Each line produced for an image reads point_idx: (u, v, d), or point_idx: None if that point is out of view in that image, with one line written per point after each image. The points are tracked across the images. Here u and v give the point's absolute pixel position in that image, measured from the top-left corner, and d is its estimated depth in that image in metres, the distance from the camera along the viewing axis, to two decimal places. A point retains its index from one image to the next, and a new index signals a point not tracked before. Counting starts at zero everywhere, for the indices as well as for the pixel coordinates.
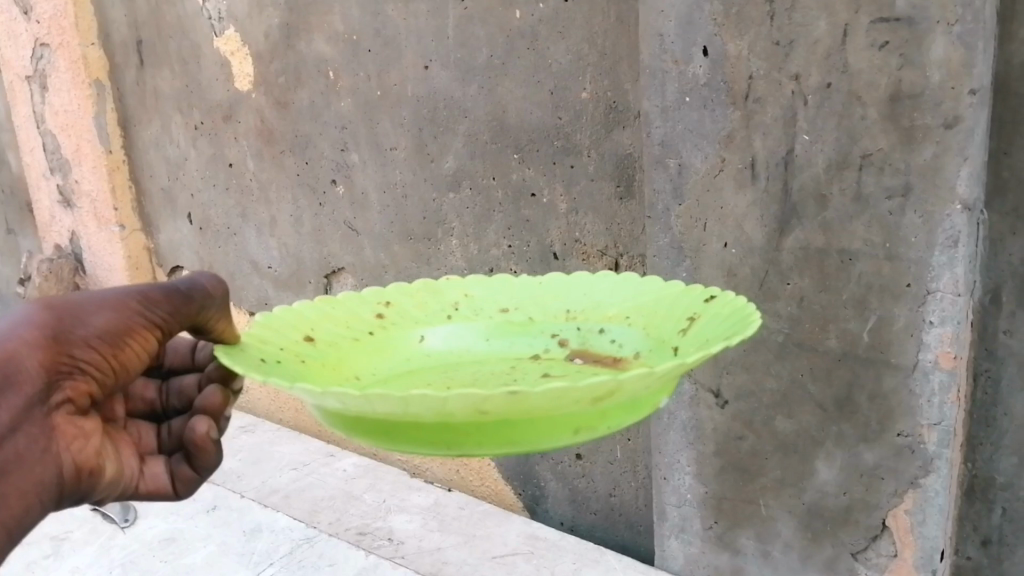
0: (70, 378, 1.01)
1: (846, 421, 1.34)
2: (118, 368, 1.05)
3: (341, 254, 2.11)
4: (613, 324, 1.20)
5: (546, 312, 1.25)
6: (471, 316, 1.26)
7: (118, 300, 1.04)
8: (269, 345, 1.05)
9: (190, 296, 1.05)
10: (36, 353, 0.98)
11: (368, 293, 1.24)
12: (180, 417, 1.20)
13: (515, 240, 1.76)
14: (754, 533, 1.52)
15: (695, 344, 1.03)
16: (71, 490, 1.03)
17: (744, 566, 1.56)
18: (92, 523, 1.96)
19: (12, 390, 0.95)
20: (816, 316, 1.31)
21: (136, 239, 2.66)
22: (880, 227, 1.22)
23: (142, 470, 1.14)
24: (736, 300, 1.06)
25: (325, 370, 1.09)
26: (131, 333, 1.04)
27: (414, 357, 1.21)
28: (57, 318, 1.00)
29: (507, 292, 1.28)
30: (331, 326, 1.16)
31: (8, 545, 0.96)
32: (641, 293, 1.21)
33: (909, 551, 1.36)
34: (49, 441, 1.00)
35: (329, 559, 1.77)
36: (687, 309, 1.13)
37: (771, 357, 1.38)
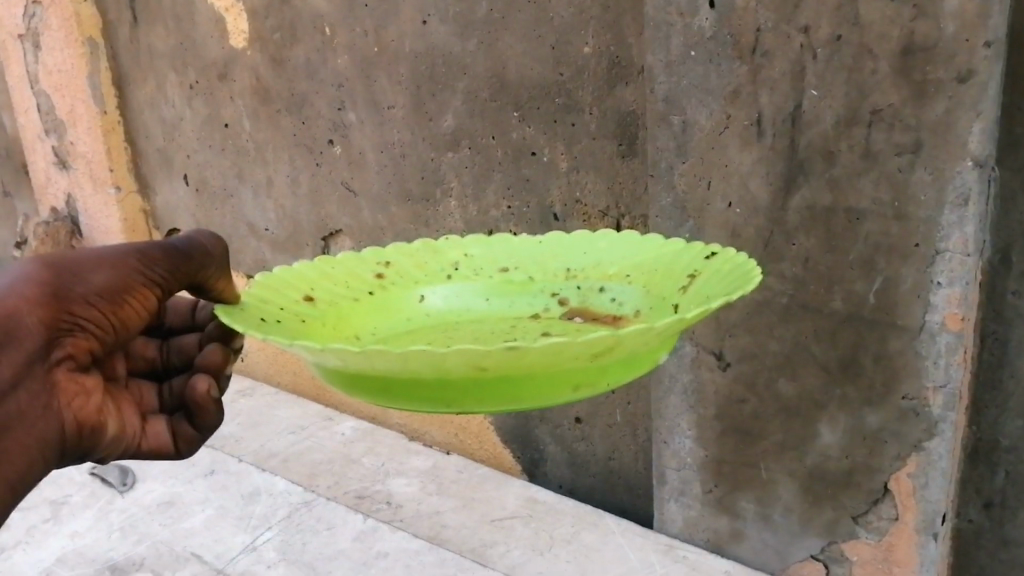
0: (70, 335, 1.03)
1: (850, 384, 1.31)
2: (119, 326, 1.07)
3: (339, 216, 2.08)
4: (612, 282, 1.17)
5: (546, 271, 1.22)
6: (471, 275, 1.23)
7: (117, 256, 1.05)
8: (269, 306, 1.04)
9: (188, 254, 1.05)
10: (35, 310, 1.00)
11: (367, 253, 1.22)
12: (181, 376, 1.19)
13: (515, 200, 1.72)
14: (754, 497, 1.50)
15: (695, 302, 1.01)
16: (73, 446, 1.06)
17: (744, 530, 1.54)
18: (91, 487, 1.95)
19: (11, 347, 0.97)
20: (821, 277, 1.29)
21: (132, 201, 2.63)
22: (889, 185, 1.19)
23: (145, 429, 1.14)
24: (738, 257, 1.04)
25: (323, 331, 1.06)
26: (130, 291, 1.06)
27: (414, 316, 1.18)
28: (56, 275, 1.02)
29: (507, 251, 1.25)
30: (330, 286, 1.14)
31: (12, 499, 0.99)
32: (641, 251, 1.18)
33: (910, 515, 1.34)
34: (51, 397, 1.02)
35: (327, 522, 1.75)
36: (688, 266, 1.11)
37: (774, 318, 1.35)
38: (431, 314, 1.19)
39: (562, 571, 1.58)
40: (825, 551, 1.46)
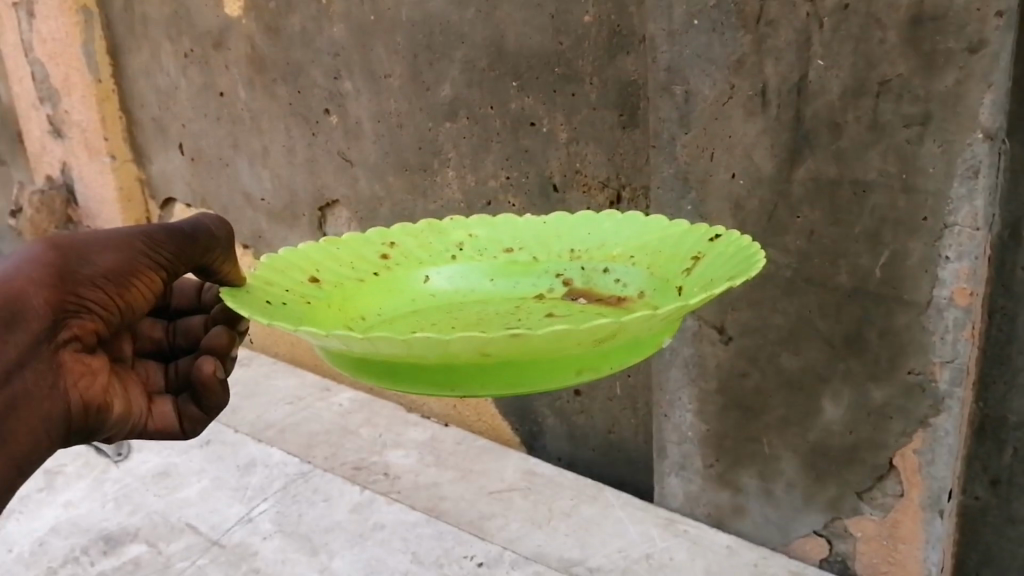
0: (77, 317, 1.03)
1: (855, 359, 1.30)
2: (125, 309, 1.07)
3: (336, 186, 2.05)
4: (616, 264, 1.16)
5: (549, 251, 1.20)
6: (475, 255, 1.21)
7: (123, 239, 1.05)
8: (275, 288, 1.02)
9: (194, 238, 1.06)
10: (42, 291, 0.99)
11: (371, 233, 1.20)
12: (188, 357, 1.19)
13: (514, 171, 1.70)
14: (756, 472, 1.49)
15: (699, 287, 1.00)
16: (80, 426, 1.06)
17: (745, 505, 1.54)
18: (86, 457, 1.93)
19: (19, 328, 0.97)
20: (826, 251, 1.27)
21: (128, 170, 2.60)
22: (897, 156, 1.17)
23: (151, 409, 1.15)
24: (742, 241, 1.03)
25: (327, 314, 1.05)
26: (136, 274, 1.06)
27: (419, 297, 1.17)
28: (63, 257, 1.02)
29: (512, 231, 1.23)
30: (335, 268, 1.13)
31: (16, 476, 0.99)
32: (645, 232, 1.17)
33: (915, 491, 1.33)
34: (57, 377, 1.02)
35: (324, 493, 1.74)
36: (692, 248, 1.10)
37: (778, 292, 1.34)
38: (436, 295, 1.17)
39: (562, 544, 1.57)
40: (829, 527, 1.45)
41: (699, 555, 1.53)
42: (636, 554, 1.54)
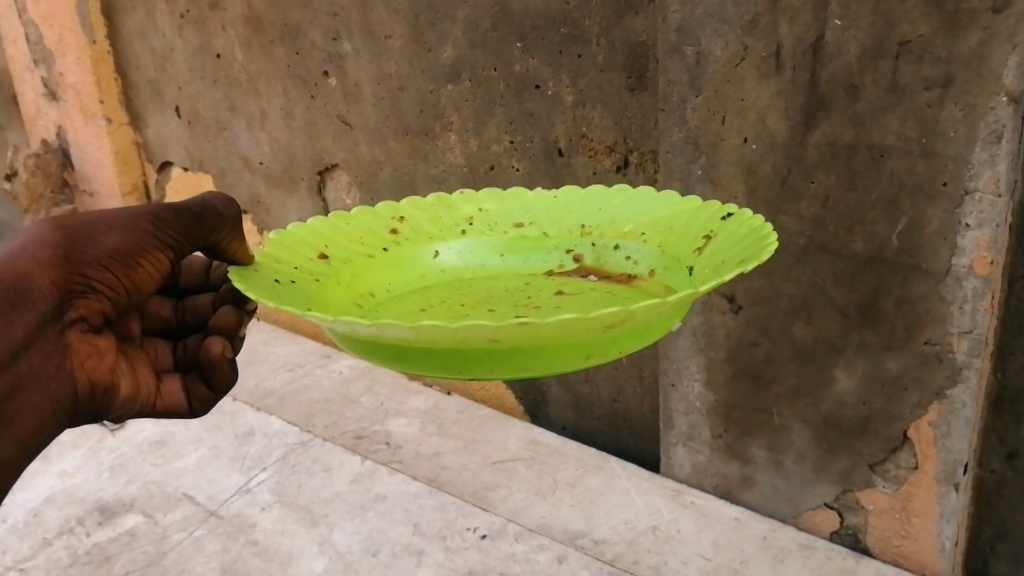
0: (83, 297, 1.01)
1: (870, 329, 1.27)
2: (132, 288, 1.05)
3: (335, 150, 2.01)
4: (627, 241, 1.12)
5: (560, 226, 1.17)
6: (485, 230, 1.18)
7: (129, 219, 1.03)
8: (282, 266, 1.00)
9: (201, 218, 1.02)
10: (47, 272, 0.98)
11: (381, 207, 1.17)
12: (196, 336, 1.15)
13: (518, 135, 1.66)
14: (765, 443, 1.48)
15: (711, 269, 0.97)
16: (86, 405, 1.05)
17: (754, 476, 1.53)
18: (80, 426, 1.91)
19: (22, 309, 0.96)
20: (842, 218, 1.23)
21: (124, 133, 2.55)
22: (916, 121, 1.13)
23: (158, 388, 1.12)
24: (755, 220, 0.99)
25: (334, 293, 1.03)
26: (143, 253, 1.03)
27: (428, 274, 1.14)
28: (68, 238, 1.00)
29: (523, 206, 1.20)
30: (344, 244, 1.10)
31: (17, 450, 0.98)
32: (657, 209, 1.13)
33: (930, 464, 1.31)
34: (63, 357, 1.01)
35: (324, 463, 1.72)
36: (704, 227, 1.06)
37: (791, 260, 1.30)
38: (445, 271, 1.15)
39: (567, 516, 1.55)
40: (840, 500, 1.44)
41: (707, 527, 1.52)
42: (643, 526, 1.53)
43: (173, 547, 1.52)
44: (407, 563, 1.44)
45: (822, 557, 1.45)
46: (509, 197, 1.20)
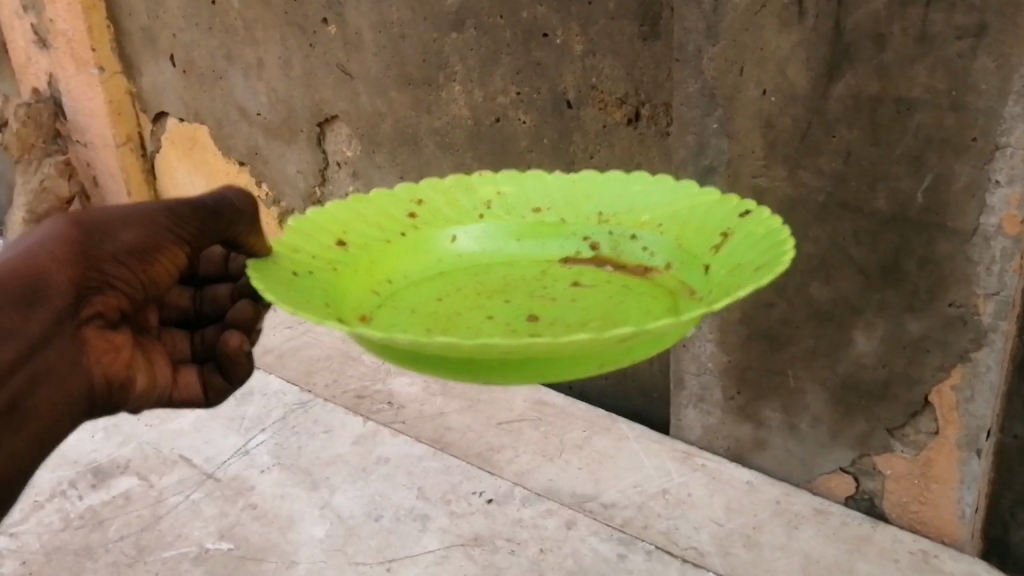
0: (99, 294, 0.99)
1: (891, 290, 1.21)
2: (150, 284, 1.02)
3: (335, 101, 1.95)
4: (645, 231, 1.10)
5: (578, 212, 1.15)
6: (502, 214, 1.16)
7: (147, 213, 1.00)
8: (300, 256, 0.99)
9: (220, 213, 0.99)
10: (63, 269, 0.96)
11: (400, 189, 1.15)
12: (213, 326, 1.13)
13: (525, 86, 1.59)
14: (779, 406, 1.43)
15: (729, 273, 0.95)
16: (101, 397, 1.04)
17: (767, 438, 1.49)
18: None
19: (38, 307, 0.93)
20: (865, 173, 1.17)
21: (117, 83, 2.47)
22: (946, 72, 1.06)
23: (174, 380, 1.09)
24: (772, 221, 0.97)
25: (352, 283, 1.03)
26: (161, 249, 1.00)
27: (447, 258, 1.13)
28: (85, 234, 0.97)
29: (542, 189, 1.17)
30: (363, 229, 1.09)
31: (37, 449, 0.97)
32: (675, 199, 1.11)
33: (951, 429, 1.27)
34: (80, 354, 1.00)
35: (324, 425, 1.68)
36: (721, 222, 1.04)
37: (810, 218, 1.24)
38: (463, 256, 1.14)
39: (575, 478, 1.52)
40: (856, 464, 1.41)
41: (719, 490, 1.49)
42: (652, 490, 1.49)
43: (169, 511, 1.49)
44: (410, 528, 1.41)
45: (837, 522, 1.41)
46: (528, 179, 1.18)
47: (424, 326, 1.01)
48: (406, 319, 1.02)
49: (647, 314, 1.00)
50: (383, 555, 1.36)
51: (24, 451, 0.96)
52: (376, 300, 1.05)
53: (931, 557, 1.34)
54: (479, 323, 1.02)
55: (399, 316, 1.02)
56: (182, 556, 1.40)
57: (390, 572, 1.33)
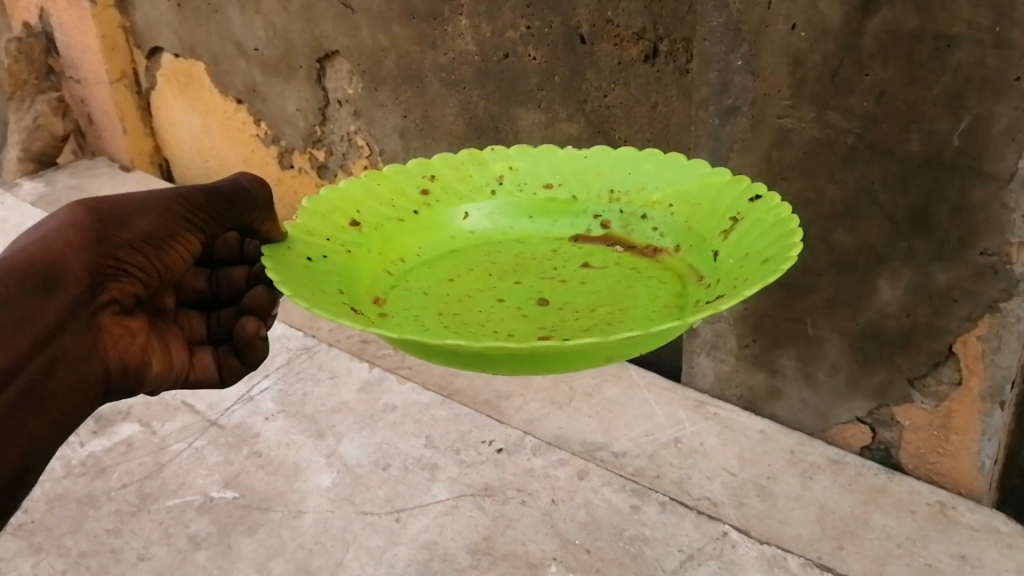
0: (116, 280, 0.97)
1: (920, 237, 1.17)
2: (164, 272, 1.02)
3: (335, 35, 1.85)
4: (654, 211, 1.08)
5: (589, 190, 1.13)
6: (514, 190, 1.14)
7: (161, 202, 1.01)
8: (312, 239, 0.99)
9: (233, 200, 1.04)
10: (80, 256, 0.94)
11: (412, 165, 1.14)
12: (230, 309, 1.09)
13: (536, 20, 1.49)
14: (796, 355, 1.40)
15: (737, 263, 0.94)
16: (117, 384, 1.00)
17: (781, 387, 1.45)
18: None
19: (57, 291, 0.92)
20: (897, 114, 1.11)
21: (109, 16, 2.35)
22: (991, 8, 1.00)
23: (190, 362, 1.05)
24: (781, 208, 0.96)
25: (363, 264, 1.02)
26: (175, 237, 1.01)
27: (458, 235, 1.11)
28: (101, 222, 0.96)
29: (553, 163, 1.15)
30: (374, 208, 1.08)
31: (55, 434, 0.93)
32: (686, 178, 1.09)
33: (975, 380, 1.24)
34: (95, 340, 0.97)
35: (330, 371, 1.64)
36: (731, 205, 1.03)
37: (836, 161, 1.19)
38: (474, 233, 1.12)
39: (584, 427, 1.49)
40: (873, 415, 1.37)
41: (731, 440, 1.46)
42: (664, 438, 1.47)
43: (172, 458, 1.47)
44: (420, 477, 1.39)
45: (852, 473, 1.39)
46: (540, 153, 1.16)
47: (434, 308, 1.00)
48: (417, 301, 1.01)
49: (656, 299, 0.99)
50: (392, 505, 1.35)
51: (42, 435, 0.92)
52: (387, 279, 1.04)
53: (949, 508, 1.32)
54: (490, 305, 1.01)
55: (410, 298, 1.02)
56: (186, 504, 1.39)
57: (398, 522, 1.32)
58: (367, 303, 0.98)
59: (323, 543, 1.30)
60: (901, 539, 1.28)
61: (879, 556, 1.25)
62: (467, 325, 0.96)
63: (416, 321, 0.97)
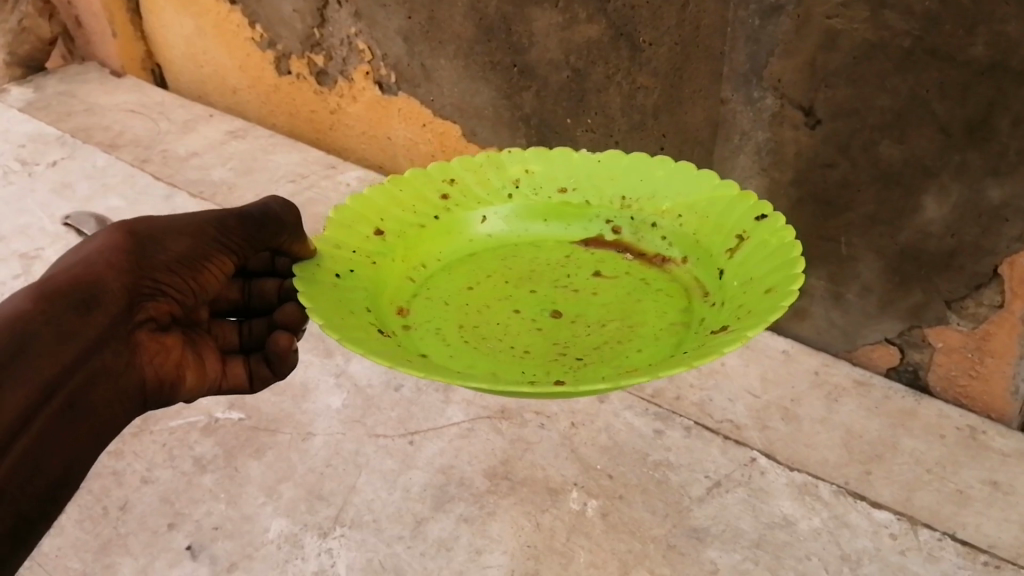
0: (152, 299, 1.02)
1: (975, 151, 1.11)
2: (199, 290, 1.07)
3: None
4: (663, 219, 1.15)
5: (602, 195, 1.19)
6: (530, 194, 1.21)
7: (196, 225, 1.05)
8: (343, 253, 1.08)
9: (264, 223, 1.06)
10: (119, 277, 0.99)
11: (434, 169, 1.21)
12: (262, 319, 1.14)
13: None
14: (826, 275, 1.34)
15: (740, 286, 1.01)
16: (152, 396, 1.05)
17: (808, 308, 1.40)
18: (65, 241, 1.76)
19: (97, 310, 0.97)
20: (962, 13, 1.03)
21: None
22: None
23: (223, 371, 1.09)
24: (784, 232, 1.03)
25: (388, 273, 1.11)
26: (209, 258, 1.06)
27: (476, 239, 1.19)
28: (140, 245, 1.02)
29: (567, 168, 1.22)
30: (399, 214, 1.16)
31: (92, 440, 0.98)
32: (694, 191, 1.15)
33: (1018, 303, 1.19)
34: (133, 355, 1.01)
35: None
36: (736, 222, 1.09)
37: (889, 67, 1.11)
38: (491, 236, 1.20)
39: None
40: (904, 336, 1.32)
41: (753, 361, 1.41)
42: None
43: None
44: (434, 399, 1.38)
45: (879, 396, 1.34)
46: (556, 157, 1.22)
47: (455, 318, 1.08)
48: (439, 308, 1.10)
49: (664, 314, 1.06)
50: (405, 428, 1.34)
51: (81, 442, 0.96)
52: (412, 285, 1.12)
53: (980, 433, 1.28)
54: (507, 317, 1.08)
55: (432, 305, 1.10)
56: (190, 426, 1.38)
57: (412, 446, 1.31)
58: (393, 316, 1.06)
59: (334, 466, 1.29)
60: (931, 464, 1.24)
61: (908, 482, 1.21)
62: (486, 341, 1.04)
63: (437, 334, 1.05)
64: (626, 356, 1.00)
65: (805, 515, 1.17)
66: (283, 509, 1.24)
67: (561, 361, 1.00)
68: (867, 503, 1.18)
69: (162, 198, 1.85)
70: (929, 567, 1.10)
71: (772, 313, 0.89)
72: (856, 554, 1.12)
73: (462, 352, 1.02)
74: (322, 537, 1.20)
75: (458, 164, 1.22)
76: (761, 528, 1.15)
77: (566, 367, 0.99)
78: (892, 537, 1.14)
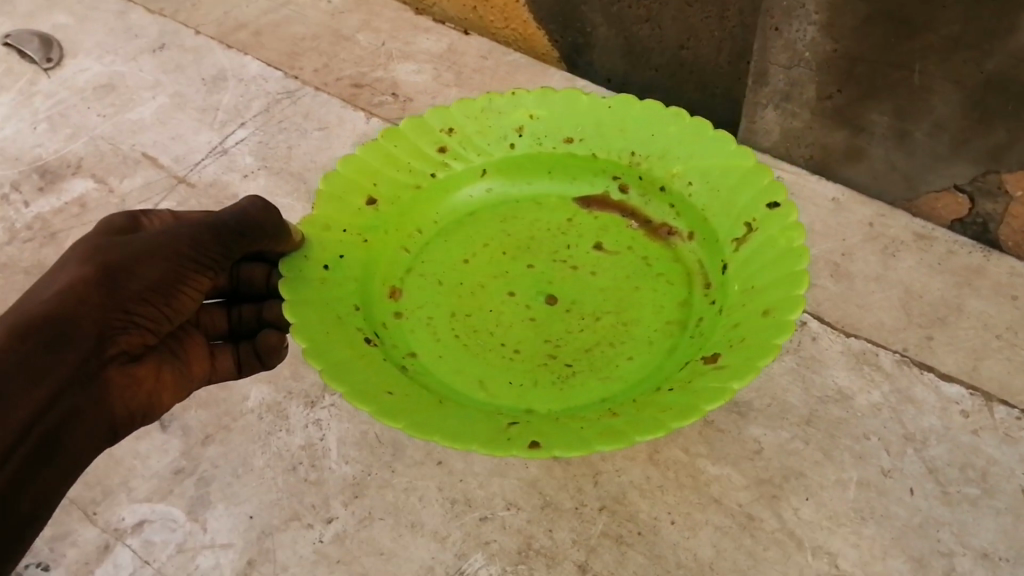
0: (123, 332, 0.88)
1: None
2: (176, 314, 0.93)
3: None
4: (673, 184, 1.02)
5: (610, 149, 1.06)
6: (534, 145, 1.07)
7: (169, 244, 0.90)
8: (330, 233, 0.96)
9: (243, 232, 0.92)
10: (90, 311, 0.86)
11: (431, 115, 1.08)
12: (252, 305, 1.02)
13: None
14: (892, 109, 1.15)
15: (741, 297, 0.90)
16: (127, 429, 0.92)
17: (865, 149, 1.21)
18: (6, 64, 1.55)
19: (67, 348, 0.84)
20: None
21: None
22: None
23: (212, 368, 0.98)
24: (793, 234, 0.90)
25: (380, 249, 0.99)
26: (185, 279, 0.91)
27: (473, 196, 1.07)
28: (107, 274, 0.87)
29: (575, 115, 1.07)
30: (391, 175, 1.04)
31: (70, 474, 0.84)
32: (706, 157, 1.01)
33: None
34: (104, 393, 0.87)
35: (318, 121, 1.39)
36: (744, 204, 0.97)
37: None
38: (490, 192, 1.07)
39: None
40: (976, 182, 1.15)
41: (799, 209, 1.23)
42: None
43: None
44: None
45: (943, 250, 1.18)
46: (560, 100, 1.07)
47: (448, 303, 0.98)
48: (432, 289, 0.99)
49: (660, 309, 0.95)
50: None
51: (59, 478, 0.82)
52: (406, 256, 1.01)
53: None
54: (499, 301, 0.97)
55: (426, 285, 0.99)
56: None
57: None
58: (383, 302, 0.96)
59: None
60: (1002, 329, 1.09)
61: (975, 349, 1.07)
62: (476, 334, 0.94)
63: (429, 325, 0.95)
64: (618, 363, 0.91)
65: (863, 389, 1.04)
66: (264, 375, 1.09)
67: (550, 368, 0.91)
68: (935, 375, 1.05)
69: (115, 14, 1.62)
70: (1006, 449, 0.98)
71: (762, 361, 0.79)
72: (922, 434, 0.99)
73: (450, 353, 0.93)
74: (310, 407, 1.06)
75: (458, 109, 1.08)
76: (812, 402, 1.03)
77: (555, 377, 0.90)
78: (964, 415, 1.01)
